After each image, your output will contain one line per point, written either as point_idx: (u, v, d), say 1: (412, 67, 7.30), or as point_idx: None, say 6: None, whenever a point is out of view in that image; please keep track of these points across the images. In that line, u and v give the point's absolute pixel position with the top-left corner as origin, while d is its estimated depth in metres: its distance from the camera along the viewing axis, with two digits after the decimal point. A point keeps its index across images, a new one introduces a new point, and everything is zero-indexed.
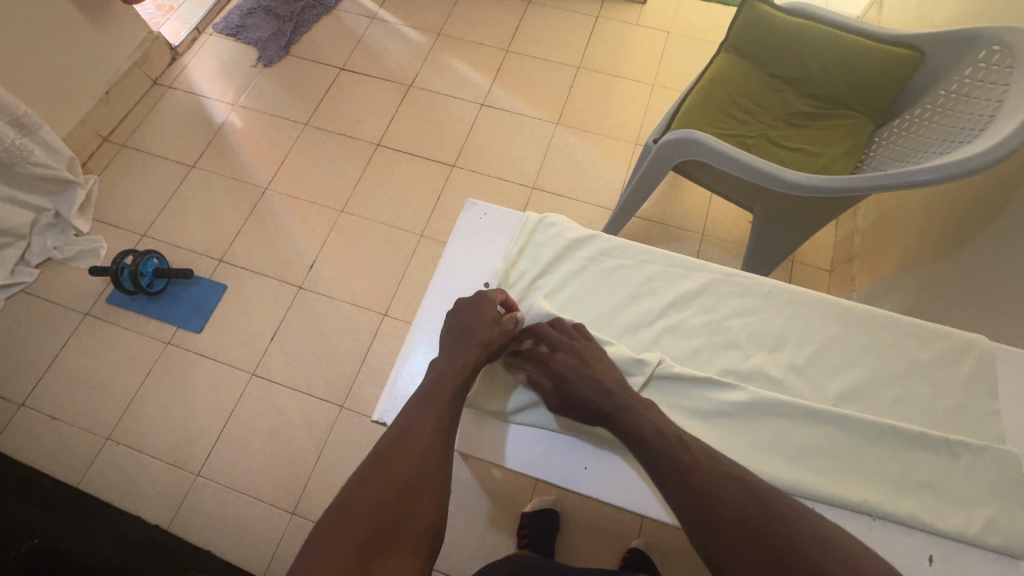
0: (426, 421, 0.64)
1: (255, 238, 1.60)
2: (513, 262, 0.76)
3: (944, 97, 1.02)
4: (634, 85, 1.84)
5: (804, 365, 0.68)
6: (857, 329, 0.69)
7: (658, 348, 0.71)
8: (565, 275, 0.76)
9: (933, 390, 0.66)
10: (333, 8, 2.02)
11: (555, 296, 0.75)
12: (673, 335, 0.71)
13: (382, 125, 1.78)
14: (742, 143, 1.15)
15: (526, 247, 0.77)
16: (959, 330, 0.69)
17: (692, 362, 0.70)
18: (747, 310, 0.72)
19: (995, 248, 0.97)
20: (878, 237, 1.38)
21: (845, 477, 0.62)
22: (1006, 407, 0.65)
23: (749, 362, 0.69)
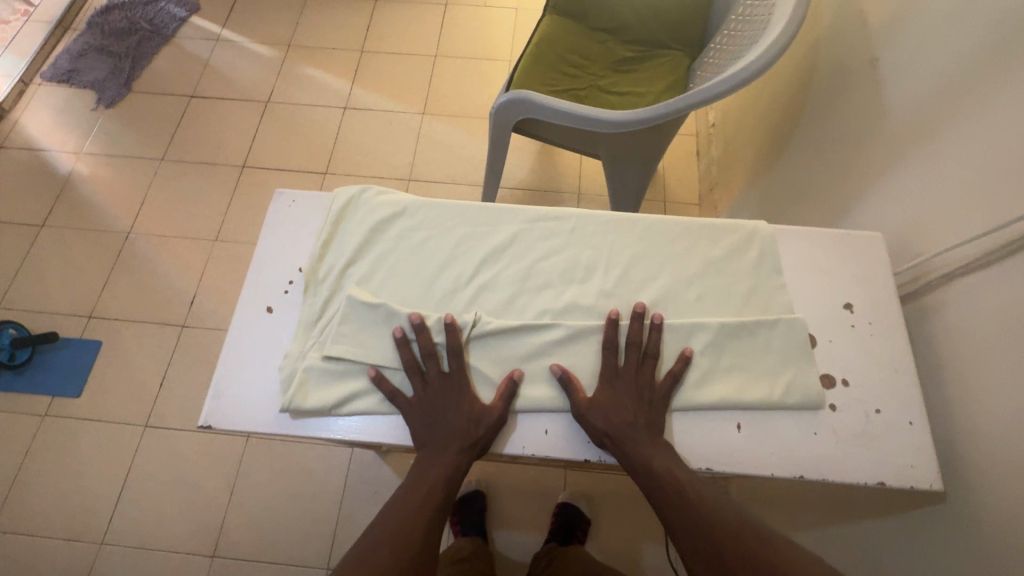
0: (418, 492, 0.59)
1: (126, 286, 1.51)
2: (319, 257, 0.68)
3: (735, 21, 1.10)
4: (492, 64, 1.88)
5: (612, 289, 0.69)
6: (656, 244, 0.72)
7: (476, 307, 0.67)
8: (378, 253, 0.69)
9: (730, 280, 0.69)
10: (171, 36, 1.92)
11: (371, 281, 0.68)
12: (489, 290, 0.68)
13: (244, 146, 1.72)
14: (574, 95, 1.20)
15: (332, 238, 0.69)
16: (747, 221, 0.73)
17: (508, 313, 0.67)
18: (557, 249, 0.72)
19: (804, 148, 1.06)
20: (728, 164, 1.48)
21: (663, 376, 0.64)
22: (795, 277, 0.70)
23: (561, 298, 0.68)
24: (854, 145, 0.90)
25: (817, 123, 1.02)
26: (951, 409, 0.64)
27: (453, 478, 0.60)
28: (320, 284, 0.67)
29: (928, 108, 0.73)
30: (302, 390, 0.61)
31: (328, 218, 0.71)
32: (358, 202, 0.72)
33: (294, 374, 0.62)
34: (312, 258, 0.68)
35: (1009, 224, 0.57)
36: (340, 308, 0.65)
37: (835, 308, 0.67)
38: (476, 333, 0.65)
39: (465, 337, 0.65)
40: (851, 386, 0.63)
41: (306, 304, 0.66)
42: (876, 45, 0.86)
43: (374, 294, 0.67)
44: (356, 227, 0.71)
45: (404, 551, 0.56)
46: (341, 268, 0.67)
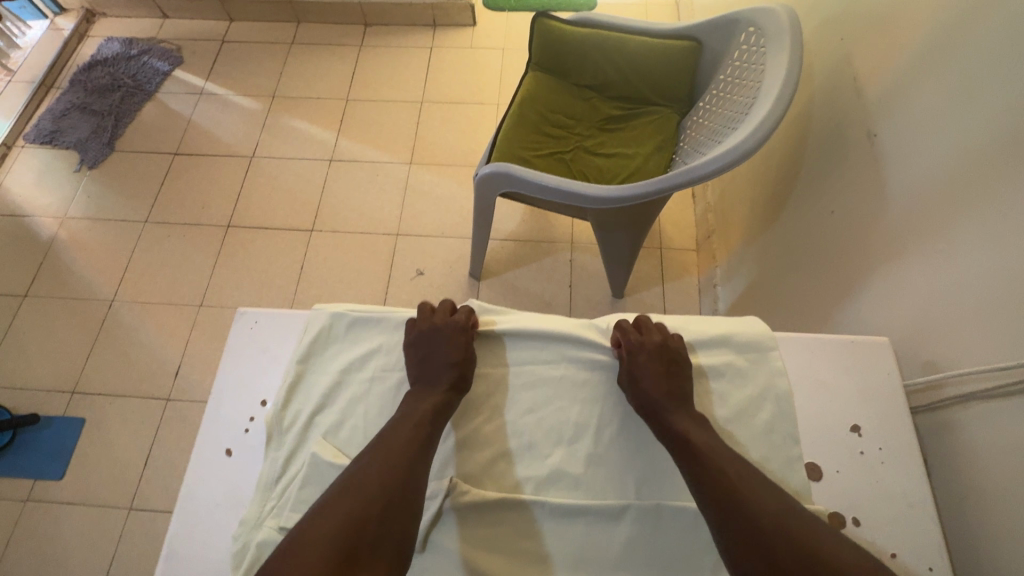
0: (397, 438, 0.56)
1: (111, 357, 1.48)
2: (285, 401, 0.63)
3: (724, 81, 1.06)
4: (480, 108, 1.84)
5: (603, 452, 0.61)
6: None
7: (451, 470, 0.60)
8: (349, 399, 0.63)
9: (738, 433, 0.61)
10: (154, 92, 1.90)
11: (339, 433, 0.61)
12: (468, 448, 0.61)
13: (229, 204, 1.69)
14: (560, 158, 1.16)
15: (302, 379, 0.64)
16: (760, 342, 0.65)
17: (490, 479, 0.60)
18: (545, 401, 0.64)
19: (801, 213, 1.01)
20: (724, 212, 1.43)
21: (660, 537, 0.56)
22: (806, 407, 0.63)
23: (546, 462, 0.60)
24: (856, 221, 0.84)
25: (814, 189, 0.97)
26: (970, 541, 0.59)
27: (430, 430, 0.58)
28: (284, 434, 0.62)
29: (936, 198, 0.68)
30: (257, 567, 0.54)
31: (298, 353, 0.65)
32: (332, 336, 0.67)
33: (248, 547, 0.56)
34: (277, 404, 0.62)
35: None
36: (302, 466, 0.59)
37: (840, 433, 0.61)
38: (449, 505, 0.57)
39: (438, 510, 0.57)
40: (862, 525, 0.57)
41: (268, 460, 0.60)
42: (874, 119, 0.81)
43: (342, 449, 0.60)
44: (328, 367, 0.65)
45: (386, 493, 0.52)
46: (307, 418, 0.62)
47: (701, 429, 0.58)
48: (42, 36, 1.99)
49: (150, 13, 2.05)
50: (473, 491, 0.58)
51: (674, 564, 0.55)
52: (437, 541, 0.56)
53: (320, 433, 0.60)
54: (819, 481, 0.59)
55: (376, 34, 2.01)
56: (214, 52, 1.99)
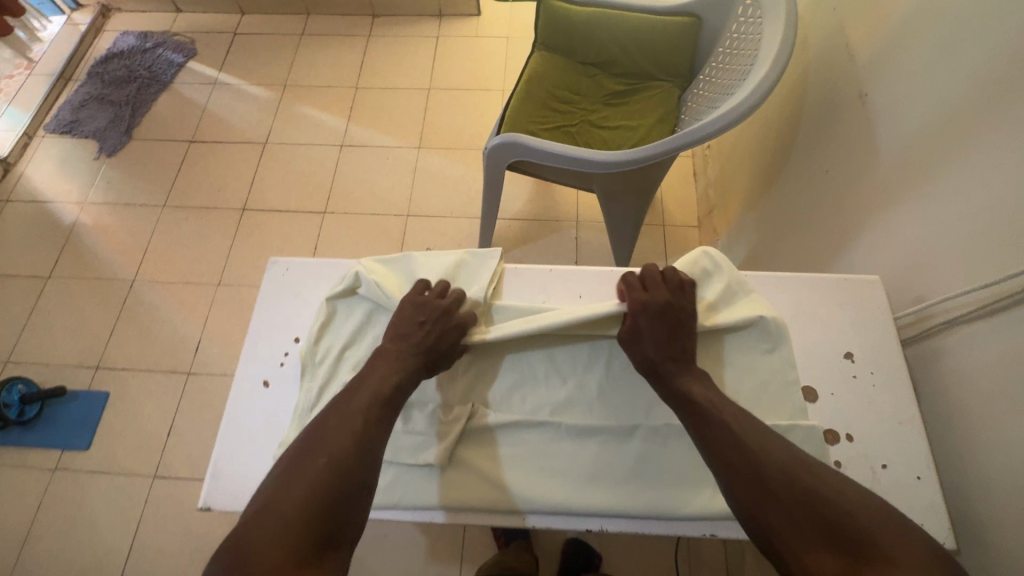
0: (354, 404, 0.56)
1: (132, 335, 1.53)
2: (316, 338, 0.67)
3: (723, 54, 1.11)
4: (485, 94, 1.89)
5: (613, 380, 0.65)
6: None
7: (473, 398, 0.65)
8: (375, 336, 0.68)
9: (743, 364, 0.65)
10: (170, 82, 1.96)
11: None
12: (488, 379, 0.66)
13: (244, 188, 1.75)
14: (566, 132, 1.20)
15: (331, 319, 0.69)
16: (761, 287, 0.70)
17: (507, 405, 0.64)
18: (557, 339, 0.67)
19: (798, 179, 1.06)
20: (724, 187, 1.47)
21: (669, 452, 0.61)
22: (805, 340, 0.67)
23: (559, 391, 0.65)
24: (849, 179, 0.89)
25: (811, 153, 1.01)
26: (959, 459, 0.63)
27: (382, 400, 0.57)
28: (316, 366, 0.67)
29: (924, 147, 0.73)
30: None
31: (328, 293, 0.70)
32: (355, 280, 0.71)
33: None
34: (309, 340, 0.67)
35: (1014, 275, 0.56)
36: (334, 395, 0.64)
37: (836, 361, 0.66)
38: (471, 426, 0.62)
39: (461, 430, 0.62)
40: (855, 441, 0.62)
41: (302, 389, 0.65)
42: (867, 80, 0.86)
43: None
44: (354, 308, 0.70)
45: (354, 469, 0.52)
46: (337, 351, 0.67)
47: (711, 389, 0.58)
48: (59, 31, 2.05)
49: (165, 8, 2.11)
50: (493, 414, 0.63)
51: (680, 474, 0.60)
52: (462, 458, 0.61)
53: (350, 366, 0.65)
54: (815, 402, 0.64)
55: (384, 24, 2.06)
56: (227, 44, 2.05)
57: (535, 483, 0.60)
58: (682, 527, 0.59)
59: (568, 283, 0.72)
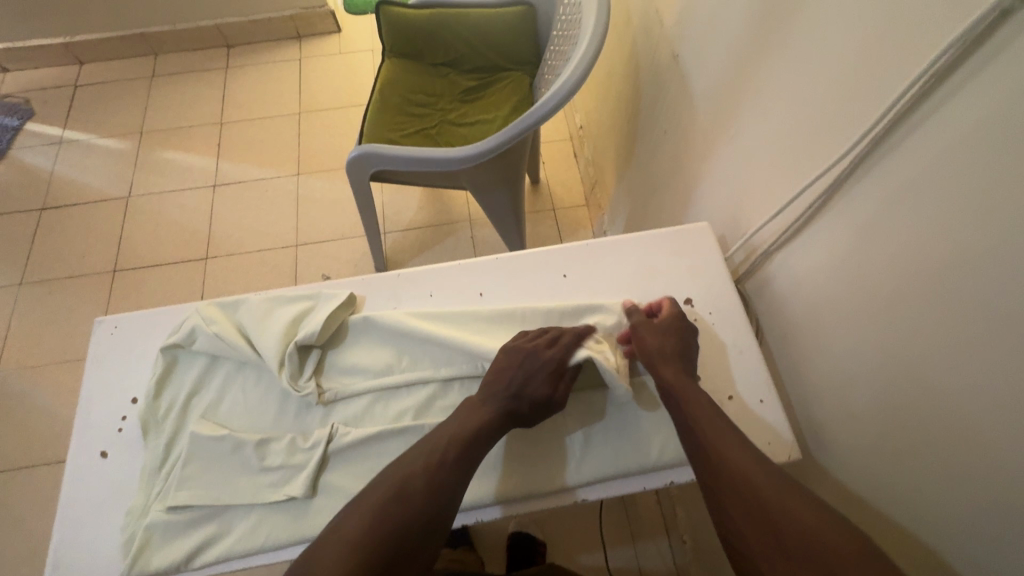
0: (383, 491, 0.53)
1: (4, 431, 1.37)
2: (155, 393, 0.63)
3: (558, 37, 1.15)
4: (359, 109, 1.86)
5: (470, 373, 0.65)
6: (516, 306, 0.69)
7: (331, 419, 0.63)
8: (223, 376, 0.64)
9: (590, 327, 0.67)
10: (7, 149, 1.78)
11: (217, 410, 0.63)
12: (345, 398, 0.64)
13: (112, 248, 1.62)
14: (426, 134, 1.20)
15: (170, 370, 0.65)
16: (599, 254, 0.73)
17: (369, 418, 0.63)
18: (409, 343, 0.66)
19: (647, 146, 1.11)
20: (599, 164, 1.53)
21: (534, 430, 0.65)
22: (645, 293, 0.71)
23: (419, 393, 0.64)
24: (681, 136, 0.95)
25: (651, 118, 1.06)
26: (799, 374, 0.69)
27: (470, 438, 0.57)
28: (160, 423, 0.62)
29: (727, 95, 0.78)
30: (147, 550, 0.55)
31: (162, 344, 0.65)
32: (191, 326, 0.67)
33: (135, 535, 0.56)
34: (147, 397, 0.62)
35: (812, 185, 0.61)
36: (182, 450, 0.60)
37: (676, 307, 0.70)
38: (331, 449, 0.60)
39: (319, 456, 0.59)
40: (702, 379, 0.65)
41: (147, 450, 0.60)
42: (677, 42, 0.91)
43: (218, 427, 0.61)
44: (196, 355, 0.65)
45: (423, 509, 0.52)
46: (181, 402, 0.62)
47: (717, 418, 0.57)
48: None
49: None
50: (350, 432, 0.61)
51: (544, 450, 0.63)
52: (325, 482, 0.59)
53: (196, 416, 0.61)
54: None
55: (241, 54, 1.98)
56: (69, 98, 1.89)
57: None
58: (555, 499, 0.62)
59: (417, 284, 0.71)
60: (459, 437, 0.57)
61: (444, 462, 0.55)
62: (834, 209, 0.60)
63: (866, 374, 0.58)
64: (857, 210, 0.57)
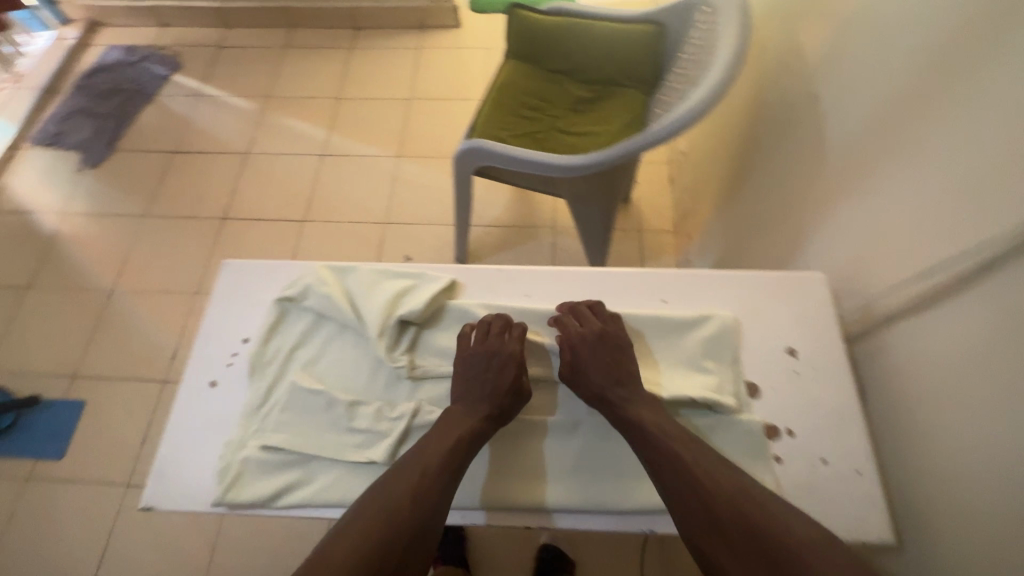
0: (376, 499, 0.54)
1: (109, 343, 1.53)
2: (265, 338, 0.68)
3: (685, 60, 1.13)
4: (465, 103, 1.92)
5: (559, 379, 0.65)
6: (613, 322, 0.68)
7: (420, 395, 0.65)
8: (325, 335, 0.68)
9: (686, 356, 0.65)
10: (154, 95, 1.99)
11: (316, 366, 0.67)
12: (435, 378, 0.66)
13: (225, 198, 1.76)
14: (534, 138, 1.22)
15: (281, 319, 0.69)
16: (704, 284, 0.71)
17: None
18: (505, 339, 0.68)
19: (759, 183, 1.07)
20: (697, 193, 1.48)
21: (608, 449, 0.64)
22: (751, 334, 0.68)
23: None
24: (803, 180, 0.90)
25: (770, 156, 1.02)
26: (904, 454, 0.63)
27: (457, 462, 0.58)
28: (265, 366, 0.67)
29: (866, 146, 0.74)
30: (241, 481, 0.60)
31: (278, 295, 0.70)
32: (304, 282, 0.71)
33: (231, 465, 0.61)
34: (259, 339, 0.68)
35: (957, 257, 0.56)
36: (282, 395, 0.64)
37: (778, 355, 0.66)
38: (416, 423, 0.62)
39: (405, 428, 0.62)
40: (796, 437, 0.62)
41: (251, 388, 0.65)
42: (816, 82, 0.87)
43: (317, 381, 0.65)
44: (305, 309, 0.70)
45: (415, 523, 0.54)
46: (286, 352, 0.67)
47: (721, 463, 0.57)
48: (47, 45, 2.09)
49: (150, 22, 2.15)
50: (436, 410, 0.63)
51: (617, 471, 0.62)
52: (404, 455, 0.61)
53: (299, 366, 0.66)
54: (757, 399, 0.64)
55: (366, 36, 2.10)
56: (211, 57, 2.08)
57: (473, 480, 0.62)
58: (622, 523, 0.60)
59: (516, 282, 0.73)
60: (442, 461, 0.57)
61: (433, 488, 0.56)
62: (979, 288, 0.55)
63: (989, 473, 0.52)
64: (1008, 296, 0.51)
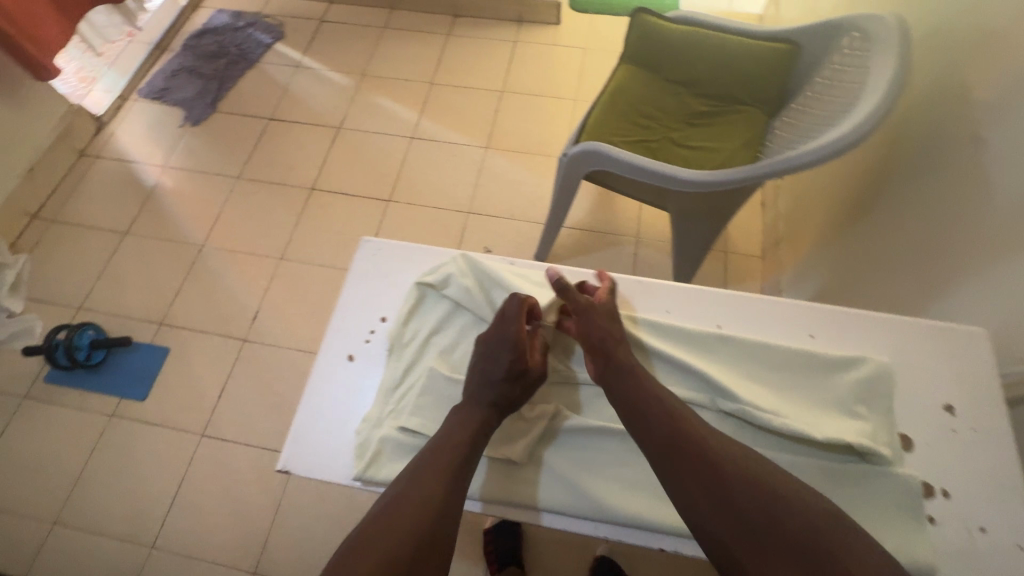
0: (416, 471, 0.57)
1: (195, 297, 1.59)
2: (405, 320, 0.69)
3: (821, 84, 1.08)
4: (557, 102, 1.90)
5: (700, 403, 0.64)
6: (758, 353, 0.66)
7: (557, 399, 0.70)
8: (461, 324, 0.69)
9: (834, 398, 0.63)
10: (256, 61, 2.05)
11: (452, 354, 0.67)
12: (570, 385, 0.70)
13: (315, 169, 1.81)
14: (647, 147, 1.19)
15: (418, 304, 0.70)
16: (854, 322, 0.69)
17: (589, 411, 0.69)
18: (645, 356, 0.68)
19: (886, 220, 1.02)
20: (796, 220, 1.42)
21: None
22: (903, 382, 0.65)
23: None
24: (952, 224, 0.85)
25: (906, 194, 0.97)
26: None
27: (457, 476, 0.57)
28: (403, 347, 0.68)
29: None
30: (382, 461, 0.61)
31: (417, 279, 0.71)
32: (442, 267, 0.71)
33: (369, 441, 0.63)
34: (398, 321, 0.69)
35: None
36: (418, 380, 0.66)
37: (935, 411, 0.63)
38: (554, 425, 0.67)
39: (545, 428, 0.66)
40: (953, 499, 0.59)
41: (388, 367, 0.67)
42: (980, 124, 0.82)
43: (454, 369, 0.66)
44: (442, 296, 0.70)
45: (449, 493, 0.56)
46: (423, 336, 0.68)
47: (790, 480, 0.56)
48: None
49: None
50: (575, 417, 0.67)
51: None
52: (542, 458, 0.66)
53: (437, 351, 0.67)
54: (912, 452, 0.61)
55: (464, 25, 2.11)
56: (313, 30, 2.12)
57: (606, 494, 0.64)
58: None
59: (655, 296, 0.73)
60: (454, 462, 0.58)
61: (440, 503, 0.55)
62: None
63: None
64: None
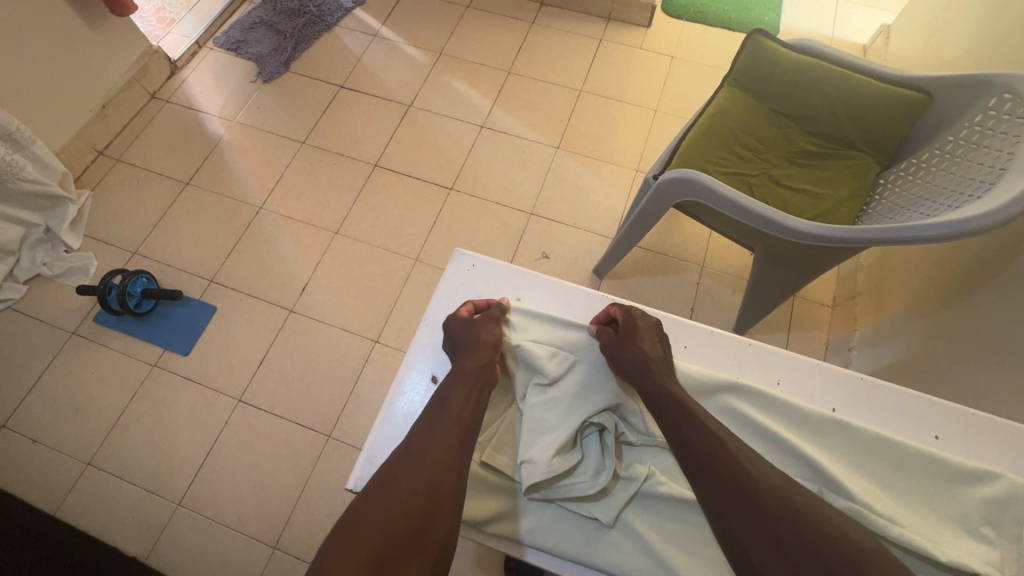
0: (420, 445, 0.67)
1: (248, 259, 1.58)
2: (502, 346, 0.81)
3: (953, 144, 0.99)
4: (637, 110, 1.82)
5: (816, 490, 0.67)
6: (877, 450, 0.68)
7: (651, 463, 0.72)
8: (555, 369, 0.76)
9: (955, 509, 0.64)
10: (334, 25, 2.00)
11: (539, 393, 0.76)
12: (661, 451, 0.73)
13: (380, 145, 1.77)
14: (743, 182, 1.12)
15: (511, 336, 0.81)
16: (967, 428, 0.72)
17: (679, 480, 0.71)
18: (761, 431, 0.71)
19: (1004, 307, 0.94)
20: (883, 279, 1.33)
21: None
22: None
23: None
24: None
25: None
26: None
27: (450, 462, 0.65)
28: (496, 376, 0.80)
29: None
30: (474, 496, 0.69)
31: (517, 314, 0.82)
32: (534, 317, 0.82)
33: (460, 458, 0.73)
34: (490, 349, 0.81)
35: None
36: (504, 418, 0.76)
37: None
38: (644, 489, 0.69)
39: (635, 491, 0.69)
40: None
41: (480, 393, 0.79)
42: None
43: (538, 404, 0.74)
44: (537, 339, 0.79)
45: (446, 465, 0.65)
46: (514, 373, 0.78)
47: None
48: None
49: None
50: (665, 484, 0.69)
51: None
52: (628, 522, 0.69)
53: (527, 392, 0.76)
54: None
55: (550, 15, 2.02)
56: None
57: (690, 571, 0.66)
58: None
59: (765, 360, 0.78)
60: (450, 440, 0.67)
61: (431, 486, 0.63)
62: None
63: None
64: None
